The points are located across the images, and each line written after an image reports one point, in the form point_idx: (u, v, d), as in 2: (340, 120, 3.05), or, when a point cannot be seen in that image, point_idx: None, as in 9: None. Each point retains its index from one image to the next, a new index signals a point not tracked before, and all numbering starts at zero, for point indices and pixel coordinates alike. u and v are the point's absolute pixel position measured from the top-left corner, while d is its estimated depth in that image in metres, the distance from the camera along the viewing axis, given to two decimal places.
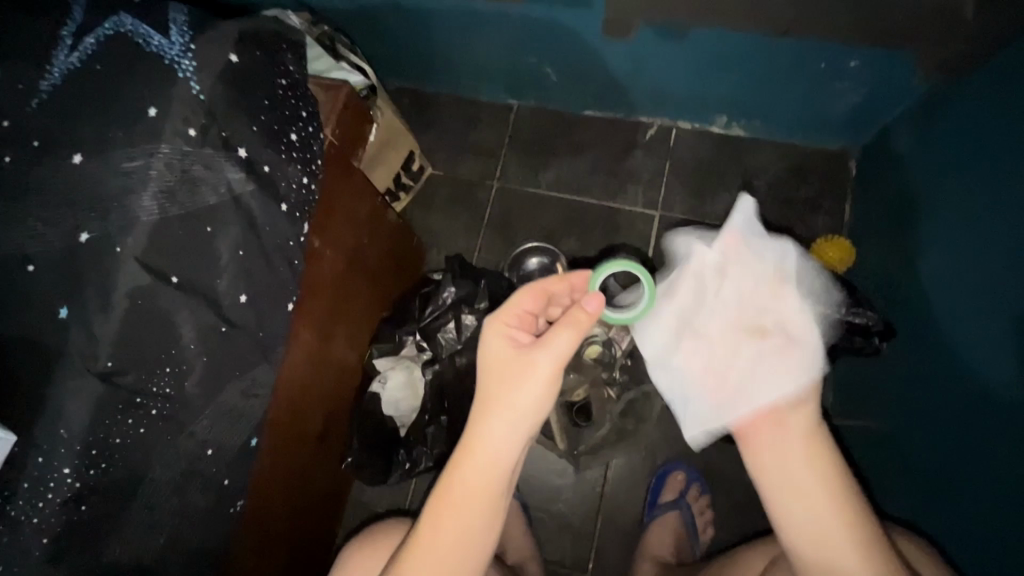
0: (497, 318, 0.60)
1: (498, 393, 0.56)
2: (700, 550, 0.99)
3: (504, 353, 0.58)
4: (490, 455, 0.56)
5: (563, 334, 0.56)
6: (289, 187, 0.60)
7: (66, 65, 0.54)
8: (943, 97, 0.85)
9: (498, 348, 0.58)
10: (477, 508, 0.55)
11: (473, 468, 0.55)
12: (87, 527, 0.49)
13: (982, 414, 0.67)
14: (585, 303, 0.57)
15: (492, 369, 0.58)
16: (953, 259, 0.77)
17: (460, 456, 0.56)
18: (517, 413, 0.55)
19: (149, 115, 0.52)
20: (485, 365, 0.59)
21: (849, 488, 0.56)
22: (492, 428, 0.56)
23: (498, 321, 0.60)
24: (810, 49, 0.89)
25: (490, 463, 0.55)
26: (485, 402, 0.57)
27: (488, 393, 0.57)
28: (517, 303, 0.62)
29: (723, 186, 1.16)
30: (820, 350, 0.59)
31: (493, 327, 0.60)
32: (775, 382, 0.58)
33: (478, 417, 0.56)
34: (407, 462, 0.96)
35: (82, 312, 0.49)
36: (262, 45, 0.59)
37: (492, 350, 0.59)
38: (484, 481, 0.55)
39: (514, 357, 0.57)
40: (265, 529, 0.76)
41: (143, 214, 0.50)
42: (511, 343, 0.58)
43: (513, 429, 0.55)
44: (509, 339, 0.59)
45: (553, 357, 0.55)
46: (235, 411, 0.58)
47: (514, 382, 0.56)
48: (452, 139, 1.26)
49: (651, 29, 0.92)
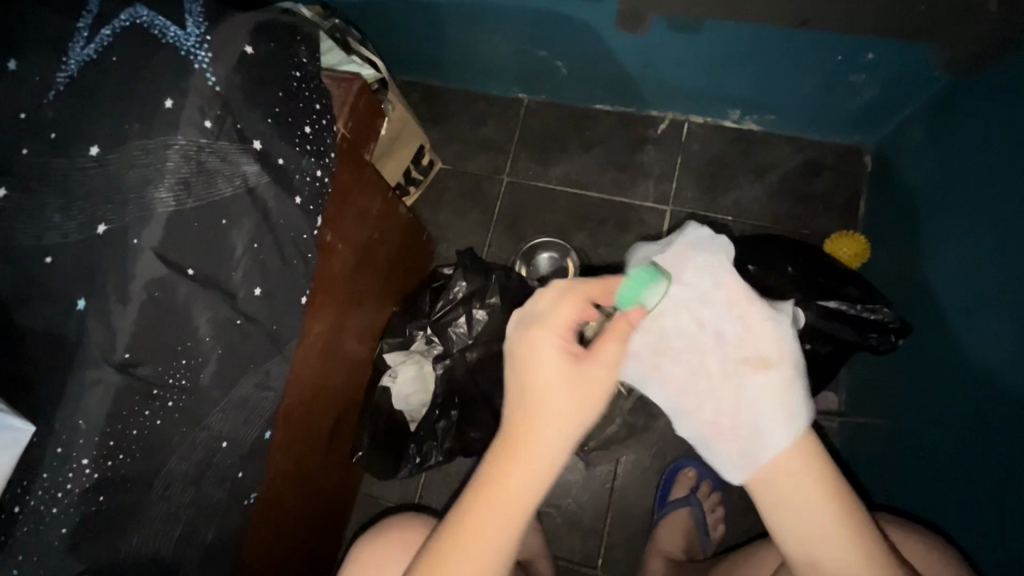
0: (546, 329, 0.53)
1: (550, 414, 0.52)
2: (711, 546, 0.99)
3: (559, 370, 0.52)
4: (536, 472, 0.52)
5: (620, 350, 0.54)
6: (303, 180, 0.60)
7: (82, 56, 0.53)
8: (963, 90, 0.83)
9: (551, 363, 0.53)
10: (518, 534, 0.51)
11: (518, 493, 0.51)
12: (105, 518, 0.49)
13: (1001, 412, 0.66)
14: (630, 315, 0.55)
15: (546, 382, 0.52)
16: (971, 256, 0.76)
17: (502, 468, 0.52)
18: (570, 435, 0.52)
19: (166, 107, 0.51)
20: (533, 380, 0.53)
21: (845, 504, 0.54)
22: (546, 449, 0.52)
23: (546, 331, 0.53)
24: (826, 41, 0.88)
25: (536, 485, 0.52)
26: (536, 423, 0.52)
27: (540, 412, 0.52)
28: (564, 312, 0.54)
29: (735, 181, 1.14)
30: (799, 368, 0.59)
31: (544, 336, 0.53)
32: (789, 415, 0.57)
33: (526, 432, 0.52)
34: (418, 457, 0.95)
35: (99, 304, 0.49)
36: (276, 37, 0.59)
37: (545, 366, 0.53)
38: (527, 499, 0.52)
39: (570, 375, 0.52)
40: (278, 522, 0.76)
41: (160, 206, 0.50)
42: (567, 353, 0.53)
43: (565, 450, 0.53)
44: (564, 350, 0.53)
45: (608, 372, 0.54)
46: (250, 404, 0.58)
47: (572, 404, 0.52)
48: (462, 133, 1.26)
49: (665, 22, 0.91)
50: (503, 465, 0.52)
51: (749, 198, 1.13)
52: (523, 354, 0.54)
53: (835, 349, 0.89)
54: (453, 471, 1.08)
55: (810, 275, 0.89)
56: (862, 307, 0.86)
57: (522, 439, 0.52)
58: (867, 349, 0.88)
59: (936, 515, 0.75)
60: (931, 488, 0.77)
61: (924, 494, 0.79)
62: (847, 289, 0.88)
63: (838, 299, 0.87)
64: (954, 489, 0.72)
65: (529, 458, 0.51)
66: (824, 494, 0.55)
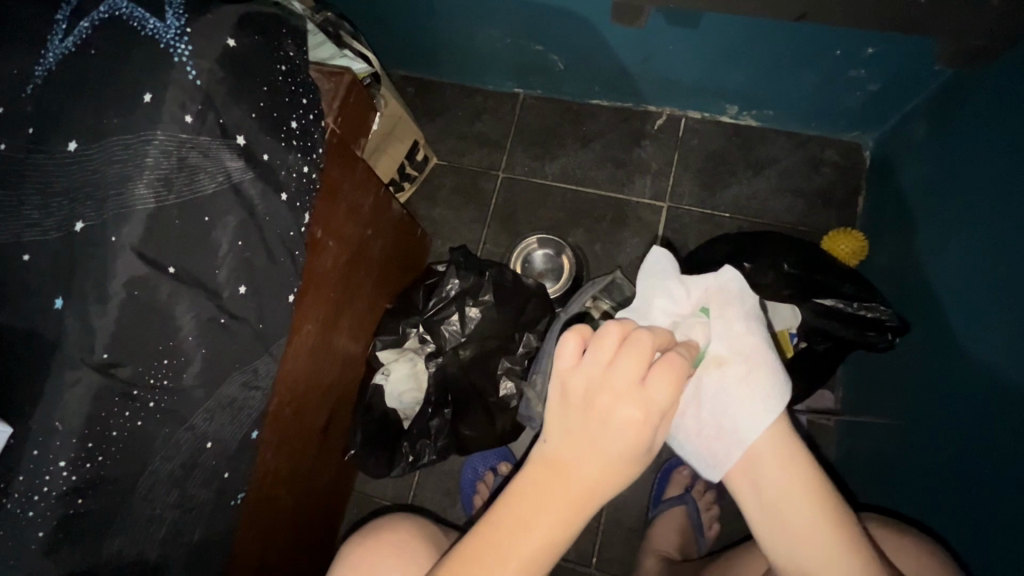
0: (647, 413, 0.42)
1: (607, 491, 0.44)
2: (706, 546, 0.98)
3: (637, 454, 0.43)
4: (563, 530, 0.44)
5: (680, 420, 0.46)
6: (289, 176, 0.59)
7: (61, 49, 0.52)
8: (965, 86, 0.82)
9: (632, 444, 0.42)
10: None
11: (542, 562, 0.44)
12: (85, 520, 0.49)
13: (998, 413, 0.65)
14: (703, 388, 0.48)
15: (613, 452, 0.43)
16: (970, 254, 0.75)
17: (532, 512, 0.44)
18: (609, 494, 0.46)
19: (145, 101, 0.50)
20: (604, 459, 0.43)
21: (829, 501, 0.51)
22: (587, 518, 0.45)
23: (644, 414, 0.42)
24: (825, 35, 0.86)
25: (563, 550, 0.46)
26: (588, 496, 0.44)
27: (596, 484, 0.43)
28: (668, 391, 0.42)
29: (733, 177, 1.13)
30: (765, 369, 0.56)
31: (633, 405, 0.42)
32: (753, 410, 0.54)
33: (567, 485, 0.44)
34: (411, 455, 0.94)
35: (77, 303, 0.48)
36: (261, 30, 0.58)
37: (624, 447, 0.42)
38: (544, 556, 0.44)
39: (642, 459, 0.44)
40: (268, 521, 0.75)
41: (139, 203, 0.49)
42: (650, 428, 0.42)
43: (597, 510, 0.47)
44: (648, 425, 0.42)
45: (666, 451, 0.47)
46: (235, 404, 0.57)
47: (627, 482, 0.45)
48: (457, 128, 1.24)
49: (661, 15, 0.89)
50: (534, 515, 0.44)
51: (747, 195, 1.12)
52: (599, 416, 0.42)
53: (831, 346, 0.89)
54: (447, 469, 1.07)
55: (808, 272, 0.87)
56: (859, 304, 0.85)
57: (562, 507, 0.44)
58: (865, 346, 0.87)
59: (931, 516, 0.75)
60: (923, 488, 0.77)
61: (917, 494, 0.78)
62: (843, 286, 0.86)
63: (835, 296, 0.86)
64: (949, 490, 0.72)
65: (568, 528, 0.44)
66: (811, 497, 0.51)
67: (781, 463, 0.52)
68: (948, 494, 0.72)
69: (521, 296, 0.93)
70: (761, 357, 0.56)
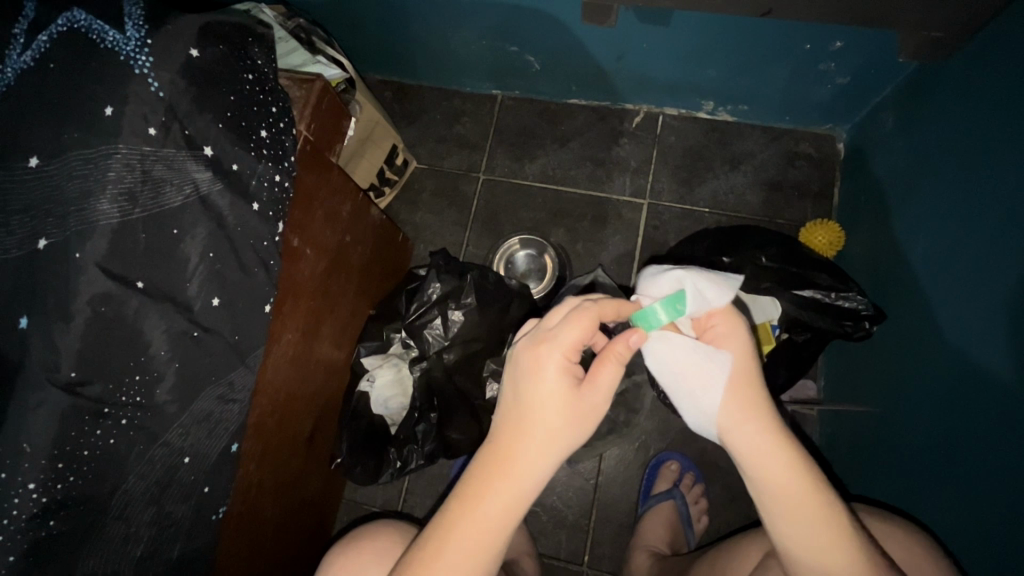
0: (554, 347, 0.50)
1: (542, 435, 0.49)
2: (694, 539, 0.99)
3: (559, 390, 0.49)
4: (510, 495, 0.49)
5: (609, 373, 0.51)
6: (259, 186, 0.59)
7: (20, 64, 0.51)
8: (930, 77, 0.83)
9: (552, 380, 0.50)
10: (487, 561, 0.49)
11: (492, 512, 0.49)
12: (58, 543, 0.48)
13: (973, 399, 0.66)
14: (631, 339, 0.51)
15: (541, 404, 0.50)
16: (939, 242, 0.77)
17: (481, 484, 0.49)
18: (556, 459, 0.50)
19: (106, 114, 0.49)
20: (529, 397, 0.50)
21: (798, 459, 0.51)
22: (531, 467, 0.49)
23: (554, 348, 0.50)
24: (795, 30, 0.87)
25: (515, 507, 0.50)
26: (522, 454, 0.49)
27: (531, 440, 0.49)
28: (575, 334, 0.50)
29: (711, 173, 1.14)
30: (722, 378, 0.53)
31: (547, 353, 0.50)
32: (696, 402, 0.54)
33: (511, 447, 0.50)
34: (398, 461, 0.93)
35: (41, 321, 0.47)
36: (226, 40, 0.58)
37: (544, 382, 0.50)
38: (496, 527, 0.49)
39: (572, 401, 0.50)
40: (253, 534, 0.74)
41: (102, 217, 0.48)
42: (567, 378, 0.50)
43: (552, 468, 0.50)
44: (566, 375, 0.50)
45: (605, 398, 0.51)
46: (212, 418, 0.57)
47: (571, 429, 0.50)
48: (436, 131, 1.24)
49: (634, 14, 0.89)
50: (488, 482, 0.49)
51: (725, 189, 1.13)
52: (525, 373, 0.51)
53: (812, 337, 0.91)
54: (436, 473, 1.07)
55: (784, 267, 0.89)
56: (836, 294, 0.86)
57: (505, 468, 0.49)
58: (843, 336, 0.88)
59: (911, 502, 0.76)
60: (901, 474, 0.79)
61: (895, 479, 0.80)
62: (819, 277, 0.87)
63: (813, 287, 0.87)
64: (927, 475, 0.73)
65: (510, 476, 0.49)
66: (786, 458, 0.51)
67: (780, 472, 0.51)
68: (927, 479, 0.73)
69: (503, 299, 0.93)
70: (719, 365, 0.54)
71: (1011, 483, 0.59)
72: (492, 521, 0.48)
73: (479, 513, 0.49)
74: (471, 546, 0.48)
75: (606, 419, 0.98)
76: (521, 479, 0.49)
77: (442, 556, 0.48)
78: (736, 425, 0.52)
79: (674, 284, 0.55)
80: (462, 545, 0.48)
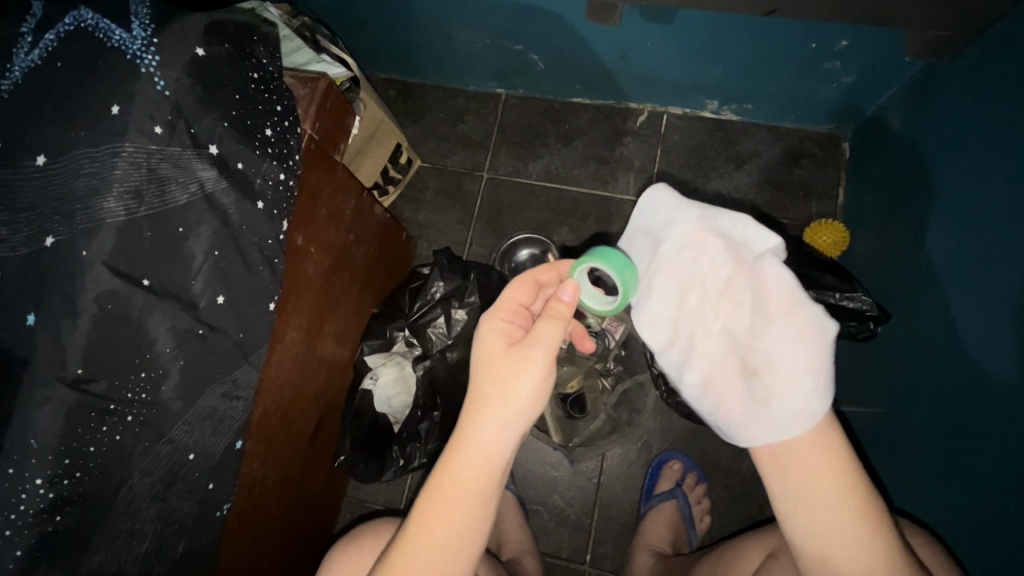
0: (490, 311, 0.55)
1: (481, 392, 0.51)
2: (695, 540, 1.00)
3: (493, 349, 0.52)
4: (464, 458, 0.50)
5: (544, 326, 0.51)
6: (264, 184, 0.59)
7: (27, 63, 0.51)
8: (937, 77, 0.83)
9: (488, 342, 0.53)
10: (453, 529, 0.49)
11: (450, 480, 0.49)
12: (64, 538, 0.48)
13: (977, 401, 0.66)
14: (560, 292, 0.53)
15: (481, 365, 0.52)
16: (945, 243, 0.76)
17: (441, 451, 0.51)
18: (503, 417, 0.50)
19: (112, 113, 0.50)
20: (474, 363, 0.53)
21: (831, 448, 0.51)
22: (477, 427, 0.50)
23: (490, 314, 0.55)
24: (800, 29, 0.87)
25: (473, 471, 0.50)
26: (466, 413, 0.51)
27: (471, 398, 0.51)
28: (507, 297, 0.56)
29: (715, 172, 1.14)
30: (820, 370, 0.50)
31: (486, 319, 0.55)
32: (806, 388, 0.50)
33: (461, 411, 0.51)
34: (401, 459, 0.93)
35: (49, 318, 0.47)
36: (230, 38, 0.58)
37: (482, 343, 0.53)
38: (455, 493, 0.49)
39: (504, 355, 0.51)
40: (257, 530, 0.75)
41: (109, 215, 0.48)
42: (503, 337, 0.53)
43: (501, 428, 0.50)
44: (502, 334, 0.53)
45: (544, 352, 0.51)
46: (217, 415, 0.57)
47: (508, 384, 0.50)
48: (440, 130, 1.24)
49: (638, 14, 0.89)
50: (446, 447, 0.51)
51: (729, 189, 1.13)
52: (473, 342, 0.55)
53: None
54: None
55: (789, 267, 0.89)
56: (840, 295, 0.85)
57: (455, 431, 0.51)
58: (847, 337, 0.88)
59: (915, 504, 0.76)
60: (905, 475, 0.78)
61: (899, 480, 0.80)
62: (825, 277, 0.87)
63: (817, 288, 0.86)
64: (931, 477, 0.73)
65: (460, 439, 0.50)
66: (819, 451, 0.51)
67: (823, 471, 0.51)
68: (931, 481, 0.73)
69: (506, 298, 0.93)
70: (821, 361, 0.51)
71: (1014, 486, 0.59)
72: (448, 486, 0.49)
73: (442, 483, 0.49)
74: (436, 512, 0.49)
75: (608, 419, 1.02)
76: (469, 440, 0.50)
77: (413, 524, 0.49)
78: (807, 410, 0.50)
79: (732, 244, 0.55)
80: (430, 518, 0.49)
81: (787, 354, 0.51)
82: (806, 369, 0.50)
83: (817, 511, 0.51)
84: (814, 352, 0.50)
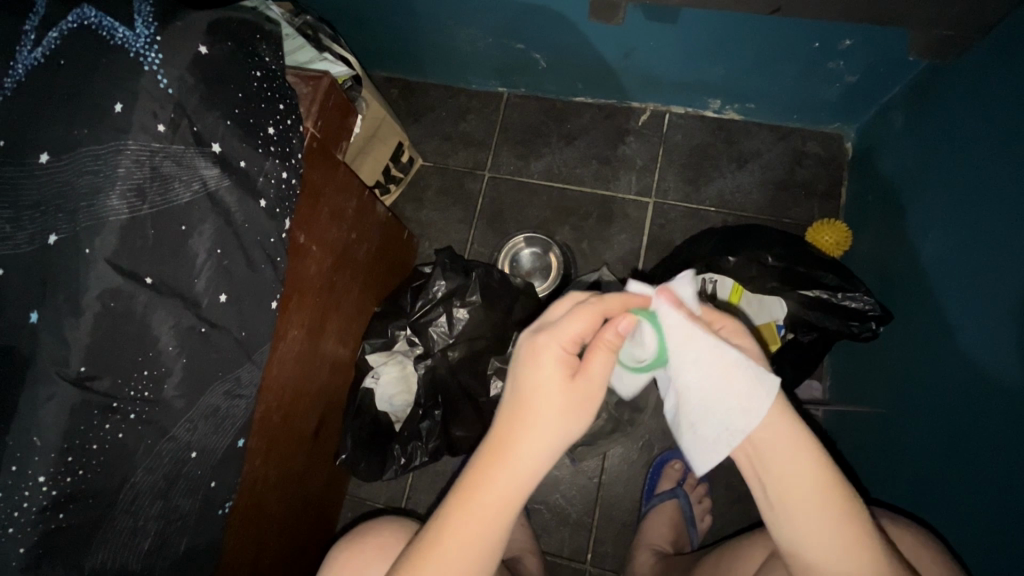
0: (552, 337, 0.51)
1: (537, 423, 0.49)
2: (698, 539, 0.99)
3: (554, 380, 0.50)
4: (509, 485, 0.49)
5: (604, 363, 0.51)
6: (267, 183, 0.59)
7: (30, 60, 0.51)
8: (940, 77, 0.83)
9: (548, 371, 0.50)
10: (484, 550, 0.49)
11: (490, 505, 0.49)
12: (67, 535, 0.48)
13: (978, 401, 0.66)
14: (621, 325, 0.51)
15: (537, 394, 0.50)
16: (947, 243, 0.76)
17: (480, 473, 0.49)
18: (553, 447, 0.50)
19: (115, 110, 0.50)
20: (527, 389, 0.50)
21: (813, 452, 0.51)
22: (527, 457, 0.49)
23: (551, 338, 0.51)
24: (803, 29, 0.86)
25: (512, 496, 0.49)
26: (515, 441, 0.49)
27: (524, 427, 0.49)
28: (573, 323, 0.51)
29: (718, 171, 1.14)
30: (736, 390, 0.51)
31: (545, 344, 0.51)
32: (726, 408, 0.51)
33: (509, 437, 0.49)
34: (403, 458, 0.94)
35: (52, 316, 0.47)
36: (233, 36, 0.58)
37: (541, 371, 0.50)
38: (492, 518, 0.49)
39: (565, 389, 0.50)
40: (260, 528, 0.75)
41: (112, 213, 0.48)
42: (564, 369, 0.50)
43: (548, 458, 0.50)
44: (562, 364, 0.50)
45: (598, 388, 0.51)
46: (219, 413, 0.57)
47: (565, 419, 0.50)
48: (441, 129, 1.24)
49: (640, 13, 0.89)
50: (486, 471, 0.49)
51: (731, 188, 1.13)
52: (523, 365, 0.51)
53: (818, 337, 0.91)
54: (440, 470, 1.08)
55: (792, 267, 0.89)
56: (842, 295, 0.86)
57: (500, 456, 0.49)
58: (849, 337, 0.88)
59: (917, 504, 0.76)
60: (906, 475, 0.78)
61: (900, 480, 0.80)
62: (827, 277, 0.87)
63: (819, 287, 0.87)
64: (932, 476, 0.73)
65: (508, 467, 0.49)
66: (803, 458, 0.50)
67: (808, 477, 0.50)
68: (933, 481, 0.73)
69: (508, 297, 0.93)
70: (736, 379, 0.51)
71: (1016, 487, 0.59)
72: (487, 511, 0.48)
73: (477, 507, 0.49)
74: (470, 535, 0.48)
75: (610, 418, 0.98)
76: (516, 468, 0.49)
77: (439, 544, 0.48)
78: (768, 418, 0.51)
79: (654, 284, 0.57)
80: (461, 540, 0.48)
81: (704, 379, 0.52)
82: (721, 390, 0.51)
83: (809, 527, 0.50)
84: (727, 372, 0.52)
